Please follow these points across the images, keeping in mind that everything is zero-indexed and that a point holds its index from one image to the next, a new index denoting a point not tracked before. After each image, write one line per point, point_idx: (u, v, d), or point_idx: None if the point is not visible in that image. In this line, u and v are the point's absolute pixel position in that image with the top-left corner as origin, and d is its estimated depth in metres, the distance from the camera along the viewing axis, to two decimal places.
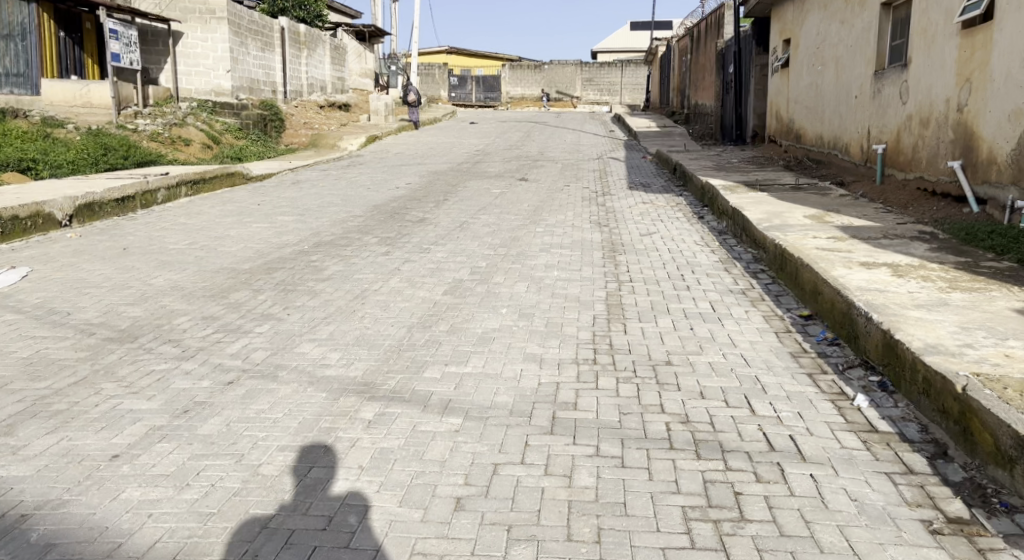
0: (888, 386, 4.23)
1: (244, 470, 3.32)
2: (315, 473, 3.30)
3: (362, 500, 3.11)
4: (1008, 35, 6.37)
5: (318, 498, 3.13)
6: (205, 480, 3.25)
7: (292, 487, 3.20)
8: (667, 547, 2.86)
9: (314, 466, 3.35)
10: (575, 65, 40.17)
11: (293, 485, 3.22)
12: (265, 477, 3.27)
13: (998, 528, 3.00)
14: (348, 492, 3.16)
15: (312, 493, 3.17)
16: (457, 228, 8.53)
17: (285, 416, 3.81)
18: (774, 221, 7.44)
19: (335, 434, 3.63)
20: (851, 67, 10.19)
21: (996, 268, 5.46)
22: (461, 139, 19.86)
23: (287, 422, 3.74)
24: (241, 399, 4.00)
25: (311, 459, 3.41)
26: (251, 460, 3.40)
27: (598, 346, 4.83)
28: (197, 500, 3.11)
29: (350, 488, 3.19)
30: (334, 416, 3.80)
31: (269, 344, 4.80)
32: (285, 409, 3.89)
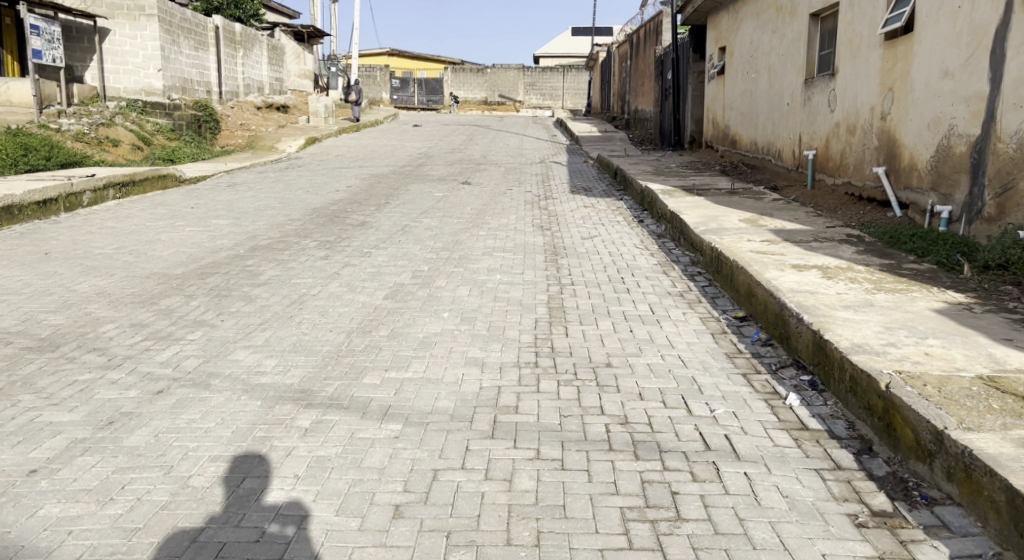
0: (818, 385, 4.35)
1: (173, 482, 3.26)
2: (248, 484, 3.25)
3: (297, 511, 3.08)
4: (927, 46, 6.62)
5: (252, 509, 3.09)
6: (131, 494, 3.17)
7: (223, 499, 3.15)
8: (605, 548, 2.90)
9: (247, 477, 3.30)
10: (517, 69, 40.23)
11: (224, 496, 3.17)
12: (194, 490, 3.21)
13: (919, 520, 3.11)
14: (282, 502, 3.13)
15: (245, 504, 3.12)
16: (399, 232, 8.49)
17: (217, 425, 3.75)
18: (711, 225, 7.59)
19: (271, 443, 3.59)
20: (783, 75, 10.46)
21: (918, 270, 5.66)
22: (403, 142, 19.76)
23: (220, 432, 3.68)
24: (171, 409, 3.92)
25: (243, 470, 3.36)
26: (180, 472, 3.33)
27: (540, 350, 4.86)
28: (120, 515, 3.04)
29: (284, 497, 3.16)
30: (269, 425, 3.75)
31: (202, 352, 4.71)
32: (217, 418, 3.82)
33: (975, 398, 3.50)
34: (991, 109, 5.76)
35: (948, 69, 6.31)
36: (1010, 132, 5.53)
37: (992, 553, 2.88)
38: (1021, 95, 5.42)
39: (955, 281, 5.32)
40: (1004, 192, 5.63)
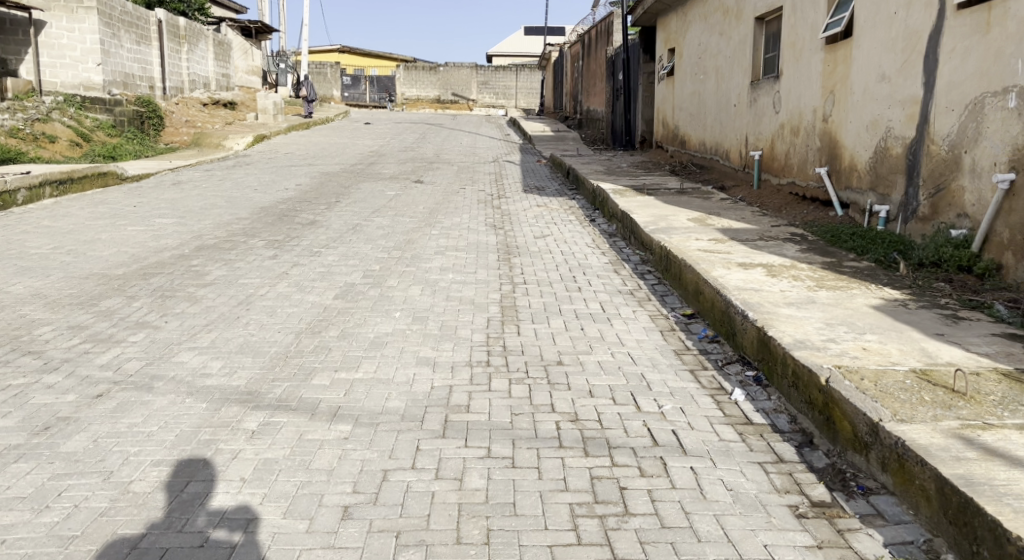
0: (762, 380, 4.47)
1: (113, 488, 3.22)
2: (192, 488, 3.23)
3: (243, 515, 3.06)
4: (865, 50, 6.81)
5: (195, 513, 3.07)
6: (68, 501, 3.13)
7: (165, 504, 3.12)
8: (554, 544, 2.94)
9: (191, 481, 3.28)
10: (471, 68, 40.18)
11: (166, 501, 3.14)
12: (135, 495, 3.18)
13: (855, 510, 3.22)
14: (228, 506, 3.11)
15: (189, 508, 3.10)
16: (349, 231, 8.45)
17: (160, 429, 3.71)
18: (660, 224, 7.70)
19: (216, 446, 3.56)
20: (730, 77, 10.65)
21: (857, 267, 5.84)
22: (354, 140, 19.62)
23: (163, 436, 3.64)
24: (111, 413, 3.86)
25: (187, 474, 3.33)
26: (120, 477, 3.29)
27: (491, 348, 4.90)
28: (56, 523, 2.99)
29: (229, 501, 3.14)
30: (214, 427, 3.73)
31: (144, 354, 4.64)
32: (160, 421, 3.78)
33: (908, 391, 3.63)
34: (924, 112, 5.96)
35: (885, 73, 6.51)
36: (943, 135, 5.73)
37: (924, 540, 2.98)
38: (952, 99, 5.61)
39: (892, 278, 5.50)
40: (938, 193, 5.82)
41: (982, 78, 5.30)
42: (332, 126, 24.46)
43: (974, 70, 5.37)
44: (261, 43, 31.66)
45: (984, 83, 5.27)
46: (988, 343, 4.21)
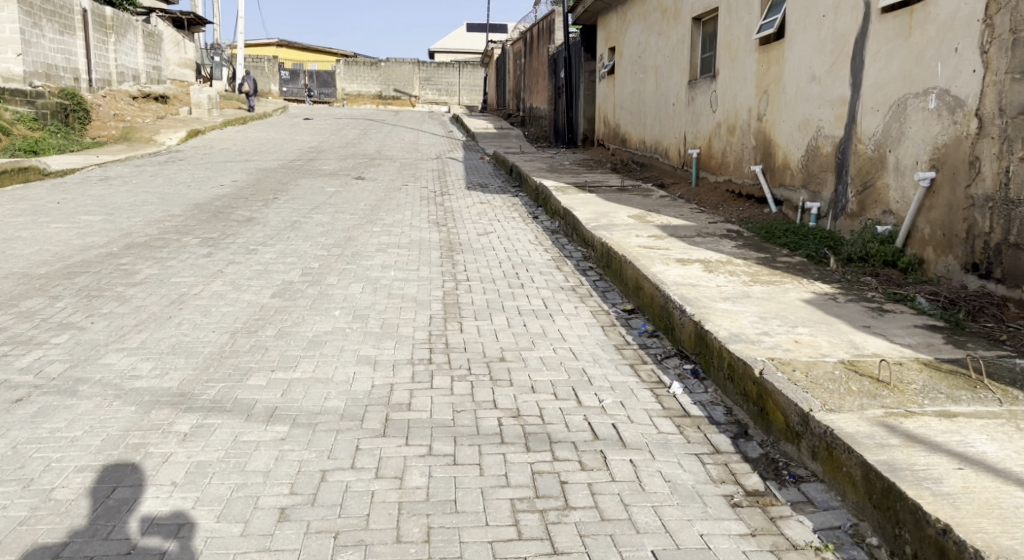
0: (700, 373, 4.57)
1: (33, 496, 3.15)
2: (119, 494, 3.17)
3: (173, 520, 3.02)
4: (796, 52, 7.00)
5: (122, 520, 3.02)
6: None
7: (89, 511, 3.07)
8: (494, 540, 2.97)
9: (118, 487, 3.22)
10: (413, 63, 39.94)
11: (91, 508, 3.08)
12: (58, 503, 3.11)
13: (787, 497, 3.32)
14: (156, 512, 3.07)
15: (115, 515, 3.05)
16: (287, 228, 8.36)
17: (85, 433, 3.63)
18: (601, 221, 7.80)
19: (145, 450, 3.50)
20: (668, 76, 10.83)
21: (790, 263, 6.01)
22: (293, 136, 19.35)
23: (88, 441, 3.57)
24: (32, 419, 3.76)
25: (114, 480, 3.27)
26: (41, 485, 3.22)
27: (434, 346, 4.90)
28: None
29: (157, 506, 3.10)
30: (143, 431, 3.67)
31: (68, 356, 4.53)
32: (86, 426, 3.70)
33: (837, 381, 3.77)
34: (852, 112, 6.16)
35: (815, 74, 6.71)
36: (869, 134, 5.93)
37: (850, 524, 3.09)
38: (878, 100, 5.82)
39: (822, 273, 5.68)
40: (865, 190, 6.02)
41: (905, 79, 5.50)
42: (269, 121, 24.06)
43: (897, 72, 5.57)
44: (194, 35, 30.94)
45: (907, 85, 5.47)
46: (910, 334, 4.39)
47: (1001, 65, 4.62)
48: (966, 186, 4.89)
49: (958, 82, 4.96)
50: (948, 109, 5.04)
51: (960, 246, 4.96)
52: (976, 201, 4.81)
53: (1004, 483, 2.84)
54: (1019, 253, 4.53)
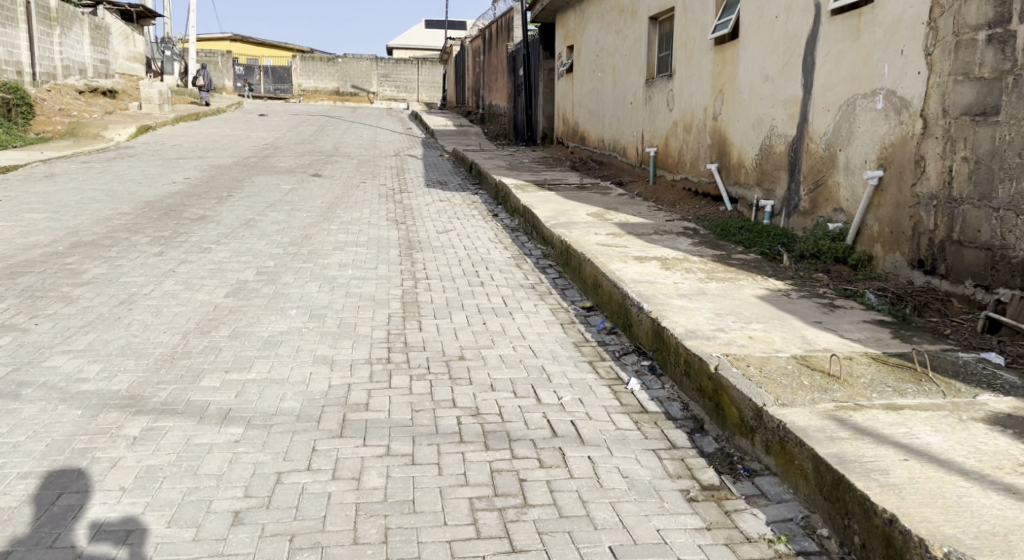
0: (657, 369, 4.63)
1: None
2: (64, 500, 3.12)
3: (121, 526, 2.98)
4: (750, 52, 7.11)
5: (67, 527, 2.97)
6: None
7: (33, 519, 3.01)
8: (453, 540, 2.97)
9: (63, 493, 3.17)
10: (370, 59, 39.67)
11: (35, 516, 3.02)
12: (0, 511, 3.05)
13: (741, 491, 3.38)
14: (105, 518, 3.02)
15: (60, 522, 3.00)
16: (242, 226, 8.26)
17: (28, 439, 3.56)
18: (561, 219, 7.84)
19: (92, 455, 3.45)
20: (626, 75, 10.92)
21: (745, 260, 6.10)
22: (248, 132, 19.10)
23: (31, 446, 3.49)
24: None
25: (59, 486, 3.22)
26: None
27: (392, 345, 4.89)
28: None
29: (106, 513, 3.05)
30: (90, 435, 3.60)
31: (11, 359, 4.44)
32: (29, 431, 3.63)
33: (790, 376, 3.84)
34: (803, 112, 6.28)
35: (768, 74, 6.82)
36: (820, 134, 6.04)
37: (802, 516, 3.16)
38: (828, 100, 5.93)
39: (776, 270, 5.78)
40: (816, 188, 6.14)
41: (854, 80, 5.62)
42: (223, 118, 23.70)
43: (846, 73, 5.70)
44: (145, 29, 30.33)
45: (856, 86, 5.59)
46: (860, 329, 4.49)
47: (944, 67, 4.74)
48: (912, 185, 5.01)
49: (904, 84, 5.08)
50: (895, 109, 5.16)
51: (907, 243, 5.08)
52: (921, 198, 4.93)
53: (947, 473, 2.93)
54: (961, 249, 4.66)
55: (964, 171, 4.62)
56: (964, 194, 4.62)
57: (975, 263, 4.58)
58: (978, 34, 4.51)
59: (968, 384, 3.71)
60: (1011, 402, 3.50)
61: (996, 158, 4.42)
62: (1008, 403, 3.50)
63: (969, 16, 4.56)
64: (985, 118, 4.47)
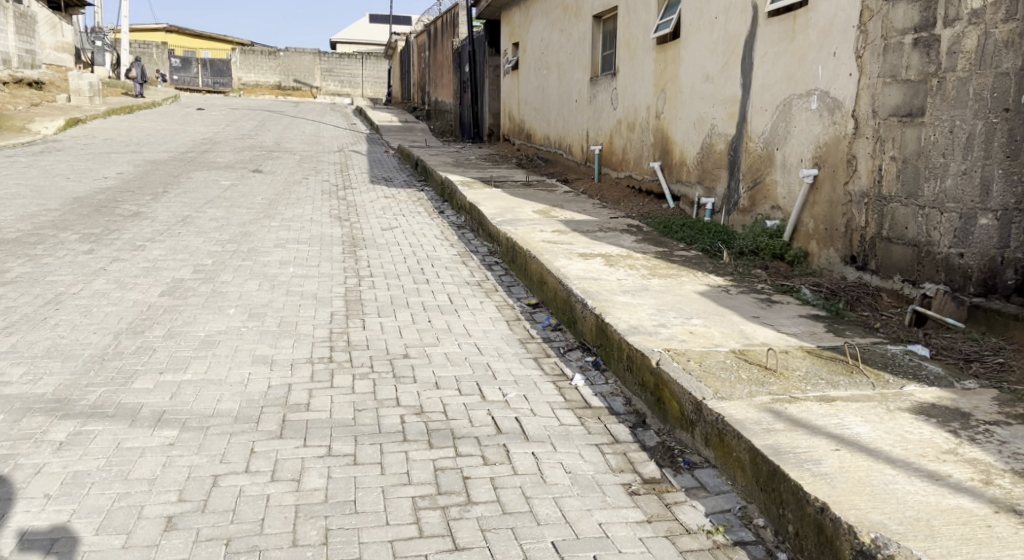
0: (601, 364, 4.69)
1: None
2: None
3: (47, 535, 2.91)
4: (691, 52, 7.23)
5: None
6: None
7: None
8: (395, 539, 2.96)
9: None
10: (314, 53, 39.12)
11: None
12: None
13: (682, 483, 3.45)
14: (29, 526, 2.95)
15: None
16: (178, 223, 8.09)
17: None
18: (506, 216, 7.86)
19: (16, 461, 3.35)
20: (570, 73, 11.00)
21: (687, 257, 6.20)
22: (185, 127, 18.69)
23: None
24: None
25: None
26: None
27: (335, 344, 4.85)
28: None
29: (30, 521, 2.97)
30: (14, 441, 3.50)
31: None
32: None
33: (728, 370, 3.93)
34: (742, 112, 6.41)
35: (708, 74, 6.95)
36: (758, 133, 6.18)
37: (739, 507, 3.23)
38: (765, 101, 6.07)
39: (716, 266, 5.89)
40: (755, 186, 6.28)
41: (789, 81, 5.76)
42: (158, 111, 23.12)
43: (782, 74, 5.83)
44: (73, 18, 29.40)
45: (791, 86, 5.73)
46: (796, 323, 4.61)
47: (874, 69, 4.89)
48: (845, 184, 5.15)
49: (837, 85, 5.23)
50: (829, 110, 5.30)
51: (840, 240, 5.23)
52: (853, 197, 5.08)
53: (875, 462, 3.03)
54: (891, 246, 4.81)
55: (893, 170, 4.76)
56: (893, 192, 4.77)
57: (903, 259, 4.73)
58: (904, 38, 4.65)
59: (896, 375, 3.85)
60: (935, 392, 3.64)
61: (922, 158, 4.56)
62: (933, 392, 3.64)
63: (896, 20, 4.70)
64: (911, 119, 4.61)
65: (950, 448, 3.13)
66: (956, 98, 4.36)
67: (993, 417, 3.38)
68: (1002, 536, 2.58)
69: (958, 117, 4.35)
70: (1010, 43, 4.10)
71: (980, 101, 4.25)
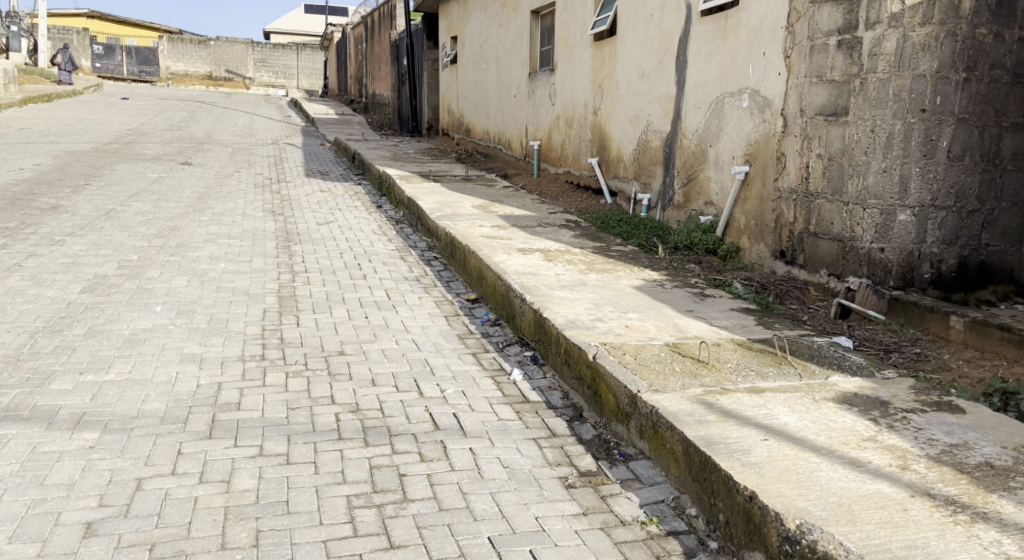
0: (539, 359, 4.71)
1: None
2: None
3: None
4: (627, 49, 7.31)
5: None
6: None
7: None
8: (328, 539, 2.93)
9: None
10: (246, 44, 38.34)
11: None
12: None
13: (617, 475, 3.49)
14: None
15: None
16: (101, 217, 7.85)
17: None
18: (445, 211, 7.83)
19: None
20: (509, 68, 11.01)
21: (624, 252, 6.27)
22: (109, 117, 18.13)
23: None
24: None
25: None
26: None
27: (267, 341, 4.77)
28: None
29: None
30: None
31: None
32: None
33: (662, 363, 3.98)
34: (677, 109, 6.50)
35: (643, 72, 7.03)
36: (692, 130, 6.28)
37: (672, 497, 3.29)
38: (699, 98, 6.17)
39: (652, 261, 5.96)
40: (688, 183, 6.39)
41: (721, 79, 5.86)
42: (79, 100, 22.35)
43: (714, 72, 5.94)
44: None
45: (723, 85, 5.84)
46: (728, 316, 4.71)
47: (801, 69, 5.00)
48: (774, 180, 5.28)
49: (766, 84, 5.34)
50: (759, 108, 5.42)
51: (770, 235, 5.35)
52: (782, 193, 5.20)
53: (801, 450, 3.11)
54: (817, 241, 4.94)
55: (820, 167, 4.88)
56: (819, 189, 4.89)
57: (829, 254, 4.86)
58: (829, 39, 4.77)
59: (821, 365, 3.96)
60: (858, 382, 3.75)
61: (845, 157, 4.69)
62: (856, 382, 3.75)
63: (821, 22, 4.82)
64: (836, 118, 4.74)
65: (870, 436, 3.23)
66: (877, 99, 4.49)
67: (910, 405, 3.51)
68: (917, 518, 2.68)
69: (879, 117, 4.49)
70: (926, 47, 4.28)
71: (899, 103, 4.39)
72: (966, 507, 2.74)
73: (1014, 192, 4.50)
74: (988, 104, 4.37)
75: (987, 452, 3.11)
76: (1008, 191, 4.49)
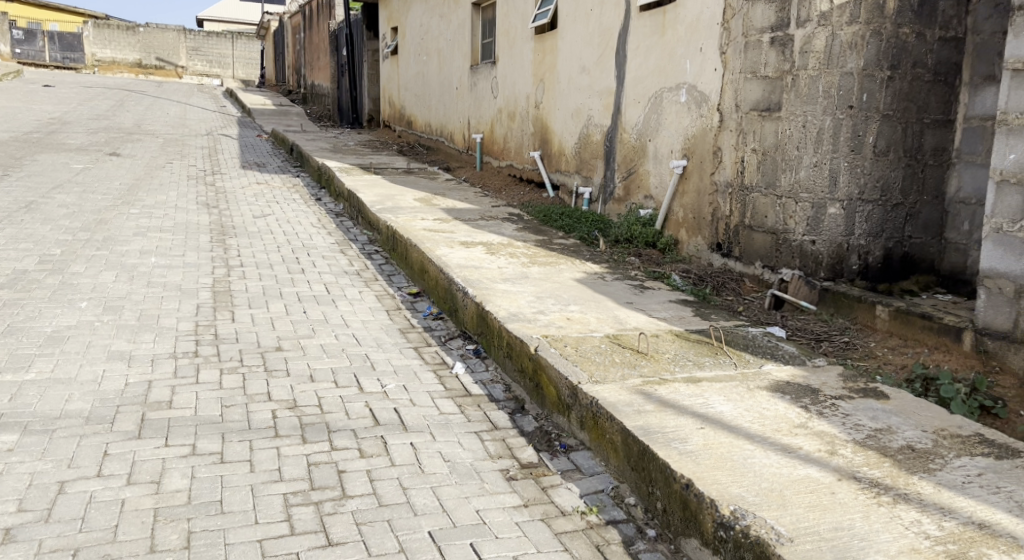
0: (481, 352, 4.70)
1: None
2: None
3: None
4: (568, 43, 7.33)
5: None
6: None
7: None
8: (264, 539, 2.88)
9: None
10: (177, 31, 37.37)
11: None
12: None
13: (558, 467, 3.50)
14: None
15: None
16: (21, 210, 7.56)
17: None
18: (387, 204, 7.75)
19: None
20: (450, 61, 10.95)
21: (565, 245, 6.29)
22: (32, 105, 17.47)
23: None
24: None
25: None
26: None
27: (200, 338, 4.66)
28: None
29: None
30: None
31: None
32: None
33: (603, 354, 4.01)
34: (617, 103, 6.55)
35: (584, 66, 7.05)
36: (632, 125, 6.32)
37: (611, 487, 3.31)
38: (639, 93, 6.22)
39: (593, 254, 6.00)
40: (628, 176, 6.44)
41: (660, 74, 5.92)
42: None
43: (653, 67, 5.99)
44: None
45: (662, 80, 5.89)
46: (666, 308, 4.76)
47: (736, 65, 5.08)
48: (711, 174, 5.35)
49: (703, 79, 5.41)
50: (696, 103, 5.49)
51: (707, 227, 5.43)
52: (719, 186, 5.28)
53: (735, 438, 3.16)
54: (752, 233, 5.02)
55: (754, 162, 4.96)
56: (754, 182, 4.98)
57: (763, 247, 4.95)
58: (763, 36, 4.85)
59: (755, 355, 4.03)
60: (790, 370, 3.84)
61: (778, 151, 4.77)
62: (788, 371, 3.84)
63: (755, 19, 4.90)
64: (770, 113, 4.82)
65: (802, 422, 3.30)
66: (808, 95, 4.57)
67: (839, 392, 3.60)
68: (844, 501, 2.75)
69: (810, 113, 4.57)
70: (854, 45, 4.38)
71: (829, 99, 4.48)
72: (888, 488, 2.82)
73: (935, 186, 4.64)
74: (911, 101, 4.50)
75: (909, 435, 3.21)
76: (930, 186, 4.63)
